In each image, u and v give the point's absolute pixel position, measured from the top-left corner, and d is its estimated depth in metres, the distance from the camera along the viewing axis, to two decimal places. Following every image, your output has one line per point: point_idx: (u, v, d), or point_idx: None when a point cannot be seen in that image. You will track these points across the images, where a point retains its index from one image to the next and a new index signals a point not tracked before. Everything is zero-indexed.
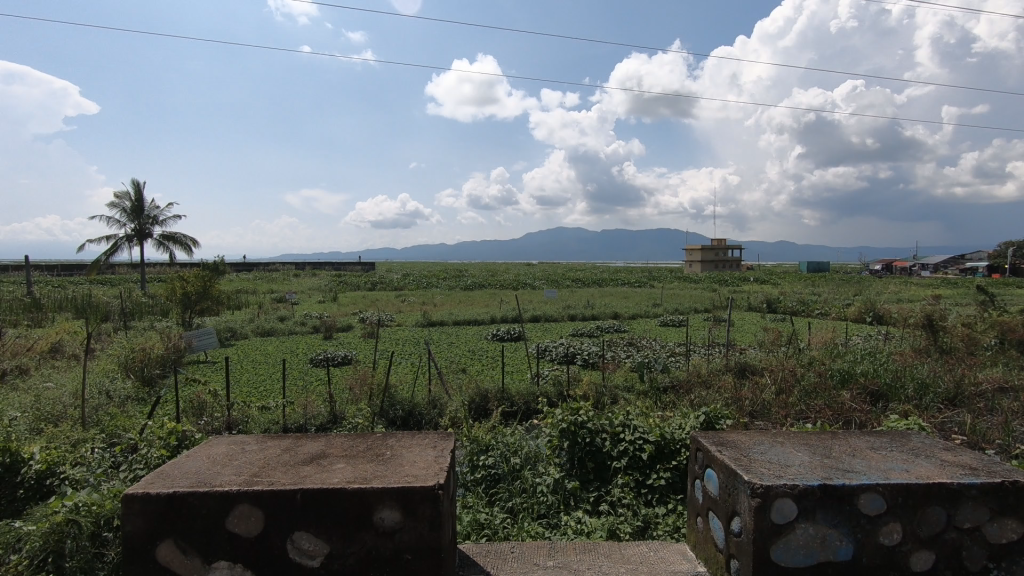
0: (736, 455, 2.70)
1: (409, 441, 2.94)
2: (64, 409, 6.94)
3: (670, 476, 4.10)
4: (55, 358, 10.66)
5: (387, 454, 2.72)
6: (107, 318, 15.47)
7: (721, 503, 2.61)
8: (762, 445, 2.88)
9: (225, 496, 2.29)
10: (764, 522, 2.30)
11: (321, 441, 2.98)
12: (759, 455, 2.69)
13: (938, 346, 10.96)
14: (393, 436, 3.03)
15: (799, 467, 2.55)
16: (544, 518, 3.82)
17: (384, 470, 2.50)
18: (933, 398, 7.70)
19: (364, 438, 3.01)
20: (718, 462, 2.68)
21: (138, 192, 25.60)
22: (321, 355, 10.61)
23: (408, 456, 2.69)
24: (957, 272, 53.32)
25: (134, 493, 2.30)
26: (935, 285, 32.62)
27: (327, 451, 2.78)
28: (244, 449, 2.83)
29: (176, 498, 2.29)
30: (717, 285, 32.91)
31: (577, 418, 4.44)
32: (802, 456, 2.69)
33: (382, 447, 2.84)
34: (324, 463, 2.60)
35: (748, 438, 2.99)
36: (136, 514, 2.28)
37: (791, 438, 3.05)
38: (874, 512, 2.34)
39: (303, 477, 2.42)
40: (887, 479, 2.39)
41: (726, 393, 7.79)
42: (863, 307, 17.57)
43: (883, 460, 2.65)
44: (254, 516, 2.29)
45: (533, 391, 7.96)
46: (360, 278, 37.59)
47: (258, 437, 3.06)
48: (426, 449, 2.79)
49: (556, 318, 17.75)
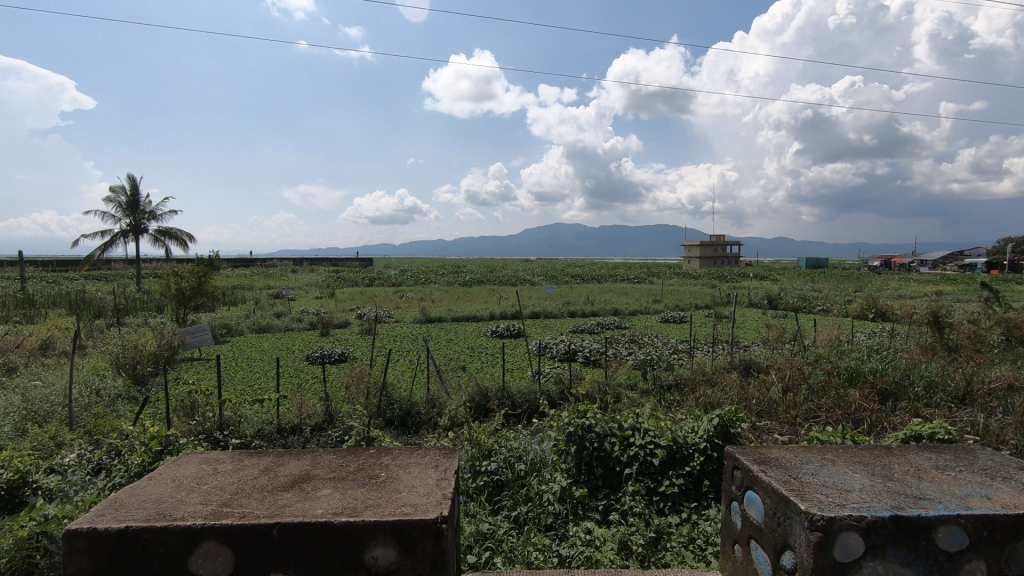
0: (784, 477, 2.48)
1: (411, 459, 2.71)
2: (52, 408, 6.74)
3: (683, 483, 3.90)
4: (46, 356, 10.43)
5: (383, 477, 2.50)
6: (99, 315, 15.26)
7: (767, 534, 2.40)
8: (811, 464, 2.66)
9: (188, 532, 2.07)
10: (825, 560, 2.08)
11: (306, 459, 2.76)
12: (810, 478, 2.47)
13: (944, 344, 10.81)
14: (395, 453, 2.82)
15: (861, 493, 2.33)
16: (552, 529, 3.60)
17: (378, 498, 2.27)
18: (942, 397, 7.52)
19: (358, 456, 2.79)
20: (764, 485, 2.47)
21: (134, 185, 25.40)
22: (318, 353, 10.41)
23: (406, 479, 2.47)
24: (955, 270, 53.19)
25: (79, 528, 2.09)
26: (935, 282, 32.39)
27: (312, 472, 2.57)
28: (217, 471, 2.61)
29: (129, 534, 2.08)
30: (717, 281, 32.73)
31: (584, 421, 4.20)
32: (860, 479, 2.48)
33: (376, 467, 2.62)
34: (307, 488, 2.39)
35: (791, 455, 2.77)
36: (81, 553, 2.08)
37: (841, 454, 2.83)
38: (955, 548, 2.14)
39: (283, 507, 2.21)
40: (968, 509, 2.19)
41: (732, 391, 7.64)
42: (866, 303, 17.37)
43: (956, 484, 2.44)
44: (222, 555, 2.08)
45: (535, 388, 7.81)
46: (358, 274, 37.29)
47: (236, 454, 2.83)
48: (427, 470, 2.57)
49: (557, 314, 17.51)
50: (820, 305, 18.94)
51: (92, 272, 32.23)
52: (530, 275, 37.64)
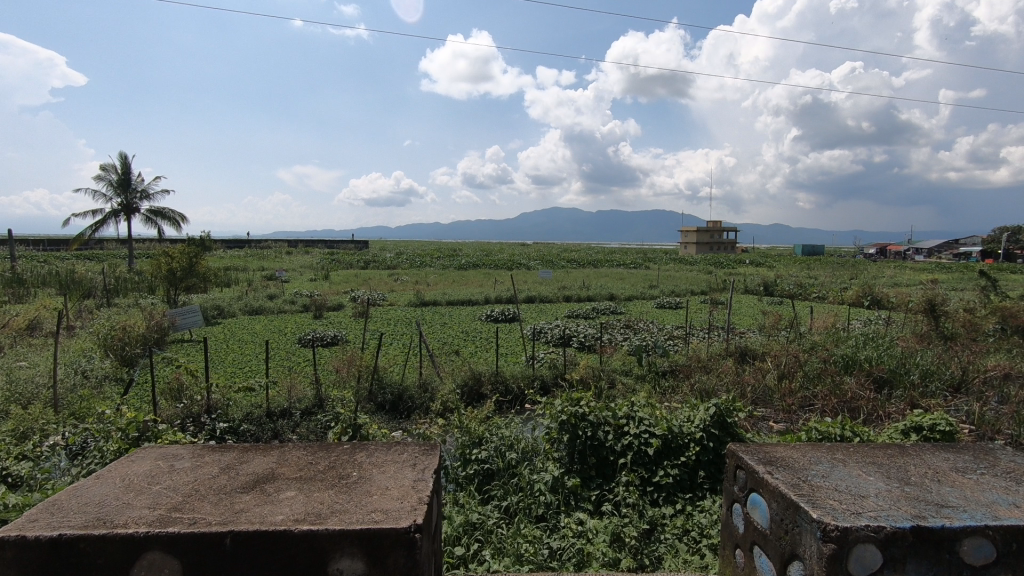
0: (793, 479, 2.39)
1: (388, 457, 2.60)
2: (37, 389, 6.62)
3: (678, 473, 3.83)
4: (33, 336, 10.26)
5: (355, 477, 2.39)
6: (89, 295, 15.06)
7: (774, 541, 2.31)
8: (822, 465, 2.56)
9: (130, 540, 1.96)
10: (840, 572, 1.99)
11: (272, 455, 2.64)
12: (820, 481, 2.38)
13: (940, 332, 10.78)
14: (372, 448, 2.71)
15: (877, 499, 2.24)
16: (543, 520, 3.53)
17: (346, 502, 2.16)
18: (938, 384, 7.48)
19: (329, 451, 2.68)
20: (770, 489, 2.38)
21: (125, 163, 25.01)
22: (311, 335, 10.29)
23: (380, 479, 2.36)
24: (950, 259, 53.29)
25: (6, 536, 1.96)
26: (930, 271, 32.45)
27: (276, 471, 2.45)
28: (172, 469, 2.49)
29: (63, 542, 1.96)
30: (713, 268, 32.69)
31: (577, 409, 4.11)
32: (875, 482, 2.39)
33: (348, 466, 2.51)
34: (270, 490, 2.27)
35: (800, 454, 2.68)
36: (11, 562, 1.96)
37: (852, 453, 2.73)
38: (980, 561, 2.05)
39: (239, 512, 2.09)
40: (996, 520, 2.10)
41: (727, 378, 7.58)
42: (862, 290, 17.33)
43: (980, 490, 2.36)
44: (168, 565, 1.96)
45: (529, 373, 7.73)
46: (353, 256, 37.04)
47: (197, 449, 2.72)
48: (404, 469, 2.47)
49: (552, 299, 17.39)
50: (816, 292, 18.90)
51: (83, 252, 31.87)
52: (527, 260, 37.46)
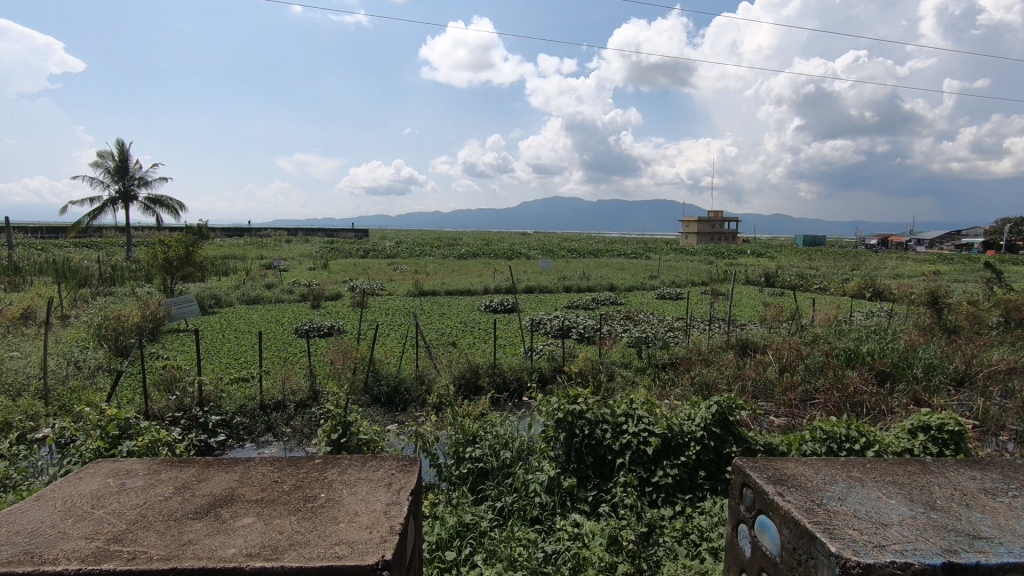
0: (806, 503, 2.29)
1: (361, 475, 2.48)
2: (27, 380, 6.53)
3: (678, 474, 3.74)
4: (27, 325, 10.16)
5: (321, 500, 2.25)
6: (85, 284, 14.94)
7: (785, 569, 2.22)
8: (838, 487, 2.46)
9: None
10: None
11: (233, 472, 2.50)
12: (837, 506, 2.28)
13: (942, 325, 10.67)
14: (346, 465, 2.59)
15: (900, 528, 2.13)
16: (538, 522, 3.44)
17: (310, 532, 2.02)
18: (941, 379, 7.37)
19: (296, 468, 2.54)
20: (782, 513, 2.28)
21: (122, 151, 24.79)
22: (307, 325, 10.19)
23: (349, 504, 2.23)
24: (952, 250, 53.08)
25: None
26: (932, 261, 32.35)
27: (236, 493, 2.31)
28: (121, 490, 2.34)
29: None
30: (714, 258, 32.54)
31: (574, 406, 4.00)
32: (898, 507, 2.28)
33: (316, 486, 2.38)
34: (225, 516, 2.13)
35: (814, 473, 2.57)
36: None
37: (870, 471, 2.62)
38: None
39: (187, 544, 1.93)
40: None
41: (728, 371, 7.49)
42: (863, 281, 17.18)
43: (1014, 518, 2.24)
44: None
45: (527, 365, 7.63)
46: (352, 245, 36.89)
47: (152, 465, 2.58)
48: (377, 491, 2.33)
49: (552, 289, 17.25)
50: (817, 283, 18.74)
51: (82, 240, 31.69)
52: (527, 249, 37.32)
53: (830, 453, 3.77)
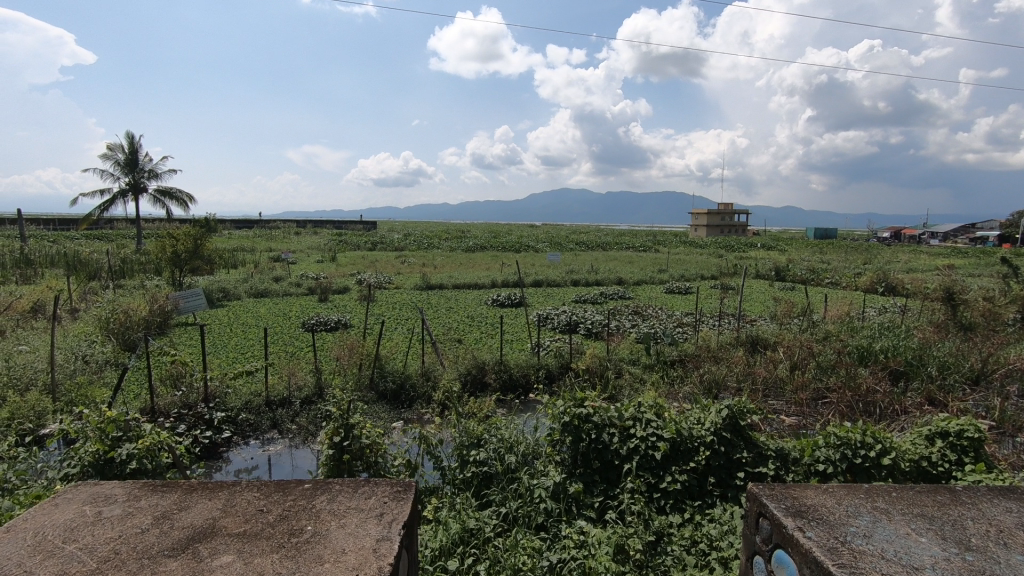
0: (829, 541, 2.21)
1: (352, 504, 2.42)
2: (36, 374, 6.54)
3: (686, 480, 3.66)
4: (37, 318, 10.22)
5: (307, 535, 2.19)
6: (95, 277, 15.02)
7: None
8: (863, 521, 2.37)
9: None
10: None
11: (216, 499, 2.45)
12: (862, 545, 2.19)
13: (957, 322, 10.47)
14: (336, 491, 2.54)
15: (932, 572, 2.03)
16: (543, 529, 3.39)
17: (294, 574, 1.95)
18: (957, 377, 7.22)
19: (282, 495, 2.49)
20: (802, 550, 2.20)
21: (132, 143, 24.88)
22: (314, 319, 10.17)
23: (335, 540, 2.16)
24: (966, 243, 52.35)
25: None
26: (945, 255, 31.91)
27: (218, 525, 2.25)
28: (97, 521, 2.29)
29: None
30: (724, 252, 32.27)
31: (581, 410, 3.92)
32: (927, 547, 2.19)
33: (303, 517, 2.31)
34: (203, 553, 2.07)
35: (836, 505, 2.49)
36: None
37: (896, 502, 2.53)
38: None
39: None
40: None
41: (738, 368, 7.39)
42: (876, 275, 16.93)
43: None
44: None
45: (534, 362, 7.56)
46: (360, 237, 36.93)
47: (133, 491, 2.54)
48: (368, 525, 2.27)
49: (560, 283, 17.15)
50: (829, 278, 18.52)
51: (93, 232, 31.94)
52: (535, 242, 37.13)
53: (844, 460, 3.66)
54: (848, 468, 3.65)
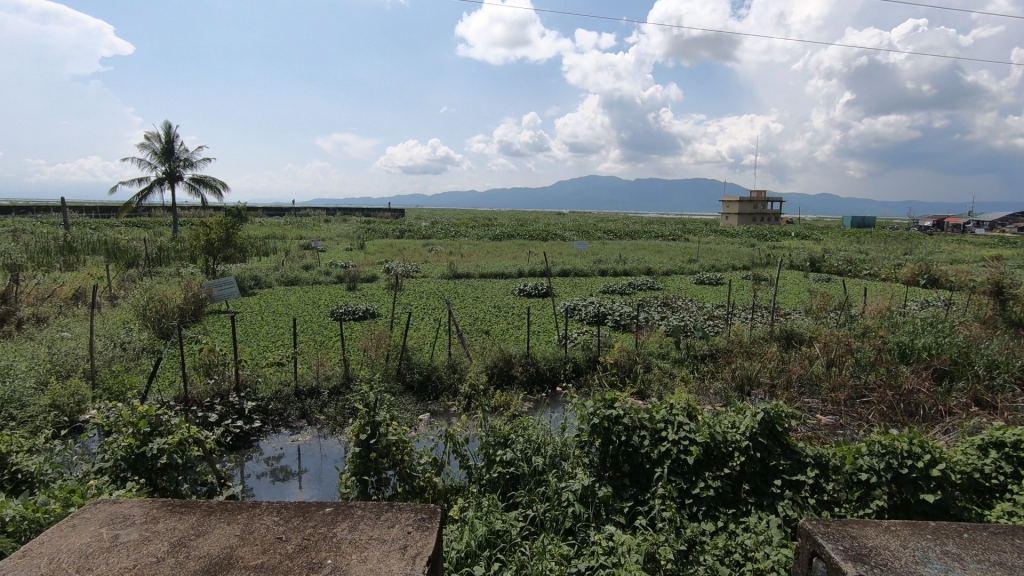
0: None
1: (374, 534, 2.39)
2: (77, 360, 6.73)
3: (720, 486, 3.55)
4: (78, 305, 10.54)
5: (328, 570, 2.17)
6: (133, 264, 15.42)
7: None
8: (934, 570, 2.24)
9: None
10: None
11: (235, 525, 2.45)
12: None
13: (1006, 318, 9.98)
14: (358, 517, 2.52)
15: None
16: (571, 535, 3.35)
17: None
18: (1007, 378, 6.87)
19: (303, 522, 2.48)
20: None
21: (168, 132, 25.41)
22: (343, 309, 10.24)
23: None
24: (1014, 233, 50.08)
25: None
26: (990, 245, 30.57)
27: (235, 556, 2.24)
28: (112, 547, 2.31)
29: None
30: (757, 241, 31.47)
31: (611, 411, 3.83)
32: None
33: (323, 549, 2.29)
34: None
35: (901, 549, 2.37)
36: None
37: (967, 548, 2.39)
38: None
39: None
40: None
41: (772, 366, 7.17)
42: (918, 266, 16.28)
43: None
44: None
45: (561, 355, 7.47)
46: (388, 225, 37.23)
47: (151, 513, 2.56)
48: (390, 559, 2.23)
49: (587, 273, 16.97)
50: (868, 268, 17.87)
51: (132, 219, 32.91)
52: (562, 231, 36.83)
53: (889, 470, 3.47)
54: (894, 479, 3.46)
